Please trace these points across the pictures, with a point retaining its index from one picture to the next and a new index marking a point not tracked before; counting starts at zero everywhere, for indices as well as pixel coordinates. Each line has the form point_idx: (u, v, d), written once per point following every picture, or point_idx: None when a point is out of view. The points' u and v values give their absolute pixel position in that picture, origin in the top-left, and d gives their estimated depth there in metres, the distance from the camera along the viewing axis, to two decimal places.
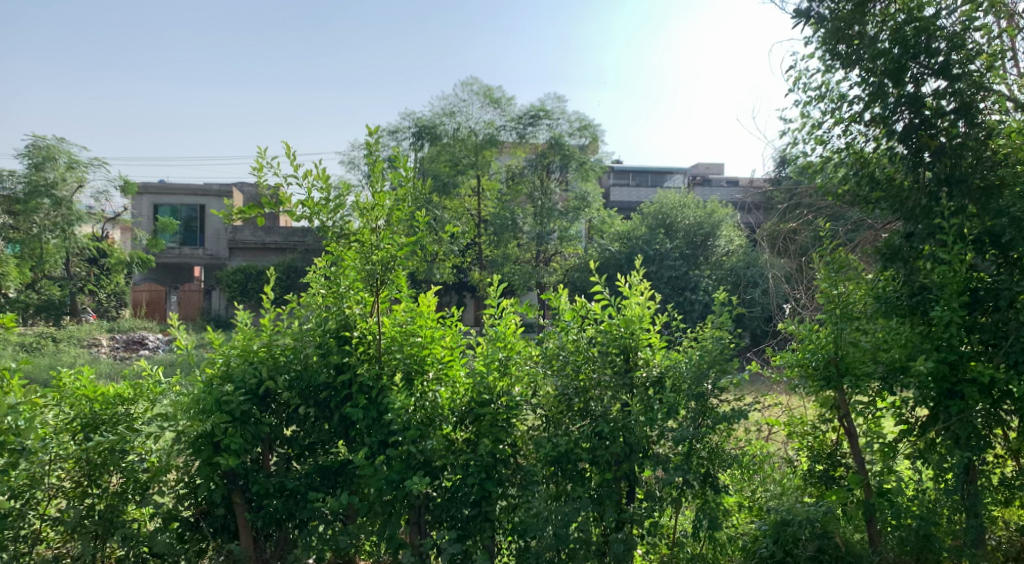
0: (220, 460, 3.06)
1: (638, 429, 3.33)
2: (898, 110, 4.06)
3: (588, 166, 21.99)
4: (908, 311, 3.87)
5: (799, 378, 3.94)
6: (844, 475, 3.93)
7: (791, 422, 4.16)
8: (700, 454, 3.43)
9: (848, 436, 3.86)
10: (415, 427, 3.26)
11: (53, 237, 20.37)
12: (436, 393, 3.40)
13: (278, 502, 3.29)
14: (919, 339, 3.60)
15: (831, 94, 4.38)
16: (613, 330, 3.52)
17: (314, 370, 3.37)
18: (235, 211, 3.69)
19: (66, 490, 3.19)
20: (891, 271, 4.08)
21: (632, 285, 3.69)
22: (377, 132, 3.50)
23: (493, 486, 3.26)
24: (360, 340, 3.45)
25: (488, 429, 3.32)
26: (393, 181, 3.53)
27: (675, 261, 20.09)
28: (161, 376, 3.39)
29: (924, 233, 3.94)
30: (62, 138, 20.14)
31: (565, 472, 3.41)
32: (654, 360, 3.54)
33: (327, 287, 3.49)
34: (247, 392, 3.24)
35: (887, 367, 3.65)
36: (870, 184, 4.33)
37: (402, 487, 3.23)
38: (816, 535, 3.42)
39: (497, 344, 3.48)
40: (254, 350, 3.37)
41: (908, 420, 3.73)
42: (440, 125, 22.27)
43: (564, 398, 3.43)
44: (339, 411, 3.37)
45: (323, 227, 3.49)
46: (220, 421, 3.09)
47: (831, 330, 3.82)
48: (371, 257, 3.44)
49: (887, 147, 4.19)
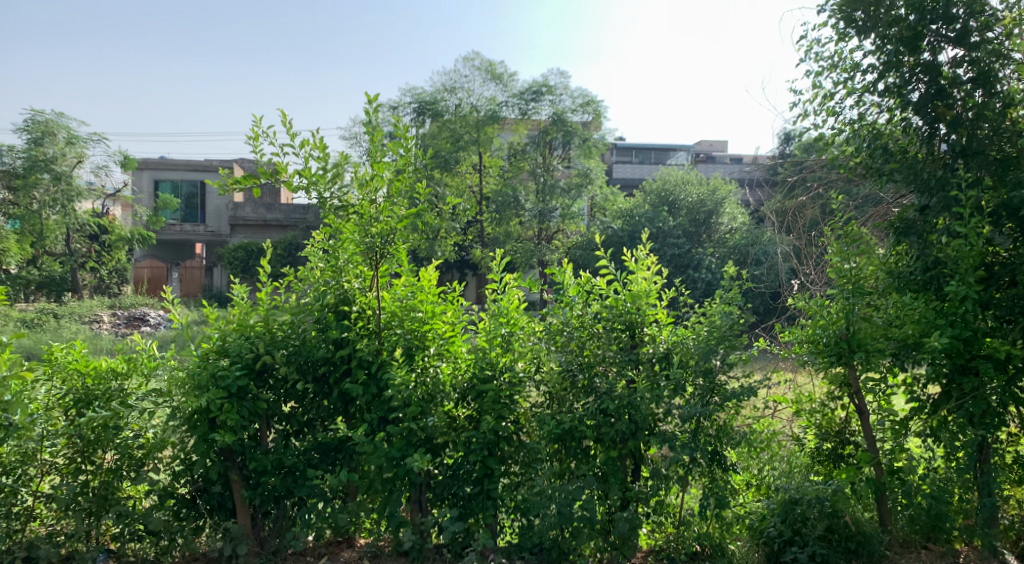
0: (216, 437, 2.99)
1: (644, 407, 3.25)
2: (914, 79, 3.94)
3: (591, 142, 21.65)
4: (921, 286, 3.77)
5: (807, 355, 3.85)
6: (854, 454, 3.87)
7: (799, 399, 4.03)
8: (707, 432, 3.36)
9: (859, 414, 3.78)
10: (416, 403, 3.19)
11: (52, 214, 20.21)
12: (436, 369, 3.31)
13: (276, 479, 3.21)
14: (932, 314, 3.52)
15: (844, 63, 4.24)
16: (619, 305, 3.42)
17: (312, 346, 3.26)
18: (229, 182, 3.57)
19: (60, 467, 3.11)
20: (904, 246, 3.95)
21: (638, 259, 3.58)
22: (378, 99, 3.39)
23: (496, 463, 3.21)
24: (359, 315, 3.37)
25: (490, 406, 3.24)
26: (393, 151, 3.39)
27: (679, 238, 19.91)
28: (155, 350, 3.25)
29: (940, 206, 3.82)
30: (61, 112, 19.92)
31: (568, 450, 3.36)
32: (661, 336, 3.44)
33: (324, 261, 3.39)
34: (243, 366, 3.15)
35: (899, 343, 3.53)
36: (883, 156, 4.19)
37: (402, 465, 3.15)
38: (825, 514, 3.37)
39: (500, 320, 3.41)
40: (250, 324, 3.26)
41: (919, 398, 3.64)
42: (442, 101, 21.91)
43: (568, 374, 3.36)
44: (338, 387, 3.29)
45: (321, 199, 3.34)
46: (216, 397, 2.99)
47: (841, 305, 3.71)
48: (370, 230, 3.34)
49: (901, 118, 4.09)
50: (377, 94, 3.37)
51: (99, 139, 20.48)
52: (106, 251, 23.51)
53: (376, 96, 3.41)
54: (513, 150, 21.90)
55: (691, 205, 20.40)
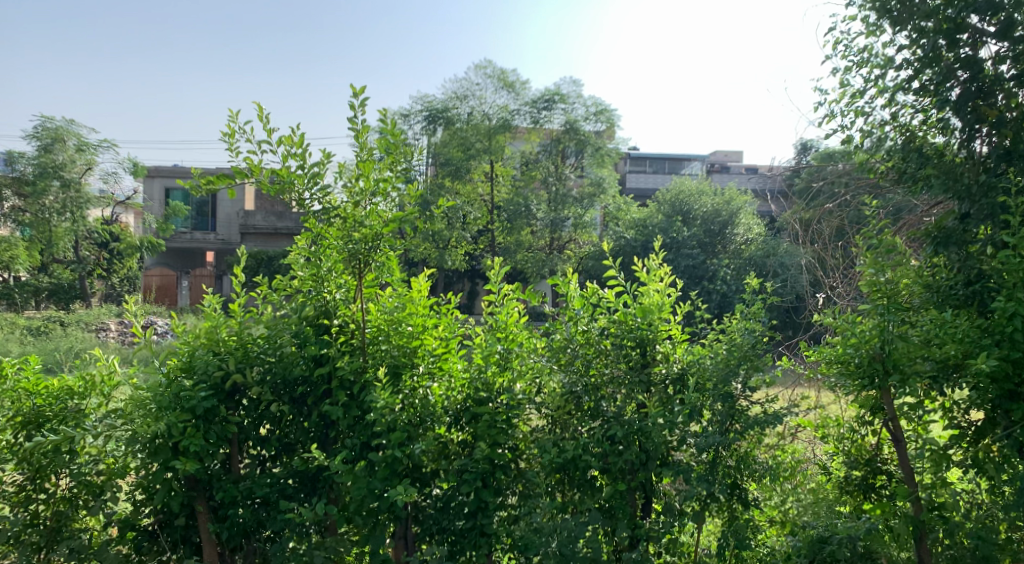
0: (176, 464, 2.70)
1: (656, 435, 2.92)
2: (952, 77, 3.60)
3: (603, 151, 21.39)
4: (963, 301, 3.42)
5: (836, 376, 3.46)
6: (886, 485, 3.51)
7: (825, 423, 3.70)
8: (727, 463, 3.01)
9: (894, 443, 3.38)
10: (401, 429, 2.86)
11: (63, 220, 20.28)
12: (426, 390, 3.01)
13: (246, 511, 2.92)
14: (977, 334, 3.17)
15: (877, 58, 3.85)
16: (628, 321, 3.10)
17: (289, 362, 2.97)
18: (202, 182, 3.24)
19: (11, 495, 2.93)
20: (942, 257, 3.57)
21: (650, 269, 3.24)
22: (364, 91, 3.05)
23: (490, 496, 2.89)
24: (340, 329, 3.06)
25: (485, 432, 2.91)
26: (379, 149, 3.03)
27: (693, 250, 19.58)
28: (116, 367, 2.98)
29: (983, 213, 3.47)
30: (72, 120, 19.92)
31: (572, 479, 3.03)
32: (675, 355, 3.13)
33: (305, 268, 3.07)
34: (210, 387, 2.88)
35: (938, 364, 3.15)
36: (918, 160, 3.84)
37: (386, 498, 2.83)
38: (858, 555, 3.02)
39: (497, 336, 3.11)
40: (221, 340, 2.99)
41: (959, 424, 3.31)
42: (453, 109, 21.57)
43: (572, 396, 3.02)
44: (317, 409, 2.98)
45: (300, 201, 3.02)
46: (177, 421, 2.74)
47: (874, 323, 3.26)
48: (354, 236, 3.00)
49: (938, 119, 3.72)
50: (363, 85, 3.03)
51: (109, 145, 20.48)
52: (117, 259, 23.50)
53: (362, 89, 3.07)
54: (525, 159, 21.66)
55: (705, 215, 20.04)
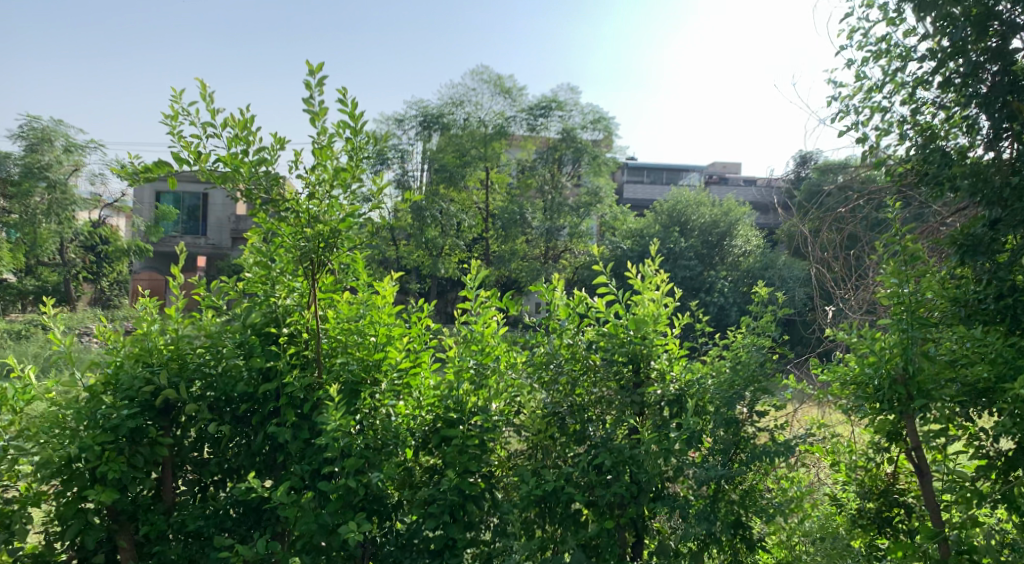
0: (90, 495, 2.32)
1: (647, 464, 2.53)
2: (980, 70, 3.27)
3: (600, 160, 21.04)
4: (993, 318, 3.06)
5: (851, 399, 3.06)
6: (904, 520, 3.13)
7: (837, 449, 3.33)
8: (728, 498, 2.66)
9: (918, 475, 2.98)
10: (357, 454, 2.48)
11: (48, 222, 19.70)
12: (389, 410, 2.67)
13: (178, 546, 2.54)
14: (1013, 354, 2.76)
15: (897, 48, 3.52)
16: (620, 333, 2.71)
17: (232, 376, 2.61)
18: (139, 169, 2.78)
19: None
20: (968, 268, 3.22)
21: (645, 275, 2.88)
22: (321, 68, 2.69)
23: (459, 533, 2.51)
24: (291, 338, 2.71)
25: (455, 459, 2.55)
26: (338, 134, 2.66)
27: (692, 261, 19.30)
28: (33, 379, 2.59)
29: (1016, 219, 3.06)
30: (59, 120, 19.63)
31: (553, 513, 2.65)
32: (672, 373, 2.74)
33: (254, 269, 2.72)
34: (137, 404, 2.51)
35: (966, 387, 2.78)
36: (941, 161, 3.46)
37: (337, 535, 2.45)
38: None
39: (471, 349, 2.74)
40: (153, 350, 2.62)
41: (988, 454, 2.89)
42: (448, 115, 21.27)
43: (554, 417, 2.69)
44: (262, 429, 2.60)
45: (245, 193, 2.62)
46: (93, 443, 2.37)
47: (896, 338, 2.85)
48: (307, 232, 2.61)
49: (963, 116, 3.44)
50: (320, 63, 2.67)
51: (97, 146, 20.16)
52: (105, 262, 23.12)
53: (321, 66, 2.70)
54: (521, 167, 21.39)
55: (705, 226, 19.81)
